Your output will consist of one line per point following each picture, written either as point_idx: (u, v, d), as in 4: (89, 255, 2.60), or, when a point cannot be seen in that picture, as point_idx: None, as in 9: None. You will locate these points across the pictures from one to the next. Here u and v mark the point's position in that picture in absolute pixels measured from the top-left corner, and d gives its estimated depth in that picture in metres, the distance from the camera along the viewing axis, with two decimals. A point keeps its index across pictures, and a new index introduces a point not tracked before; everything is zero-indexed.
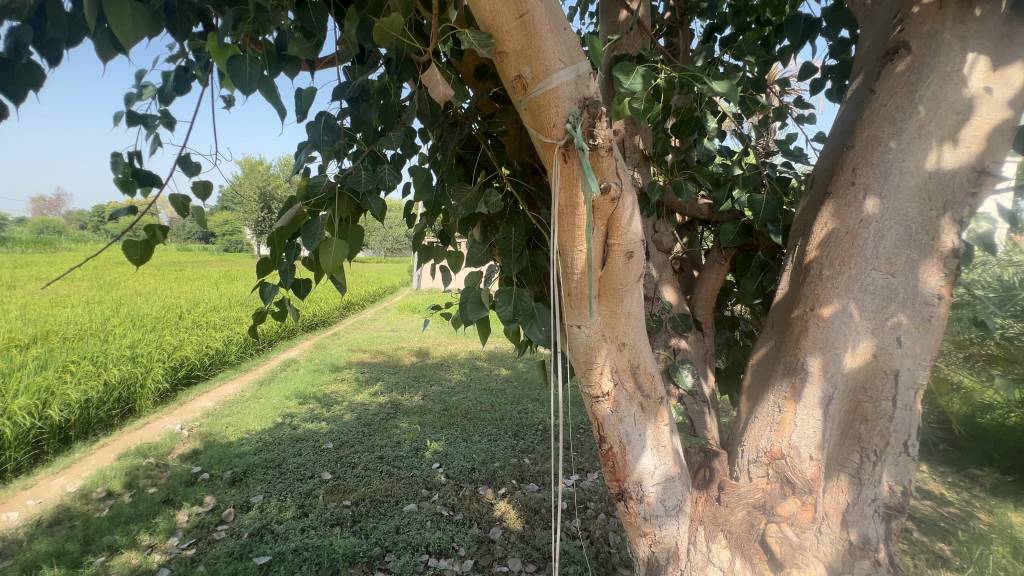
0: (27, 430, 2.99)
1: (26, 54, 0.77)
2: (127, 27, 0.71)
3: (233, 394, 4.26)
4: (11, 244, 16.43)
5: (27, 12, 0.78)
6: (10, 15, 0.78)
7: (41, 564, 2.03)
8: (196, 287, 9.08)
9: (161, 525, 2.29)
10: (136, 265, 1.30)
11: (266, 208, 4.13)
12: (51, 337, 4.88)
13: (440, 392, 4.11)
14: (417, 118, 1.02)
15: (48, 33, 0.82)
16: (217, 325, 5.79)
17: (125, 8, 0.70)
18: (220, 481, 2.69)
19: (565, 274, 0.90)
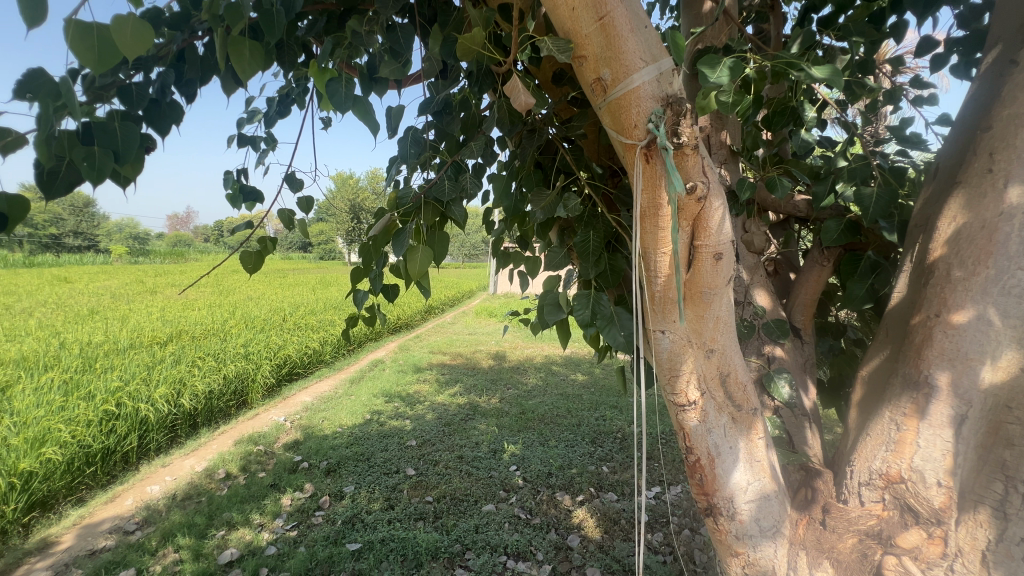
0: (165, 415, 3.46)
1: (169, 93, 0.92)
2: (246, 63, 0.83)
3: (328, 391, 4.63)
4: (152, 257, 19.27)
5: (171, 59, 0.93)
6: (159, 62, 0.93)
7: (175, 533, 2.33)
8: (297, 292, 10.01)
9: (269, 507, 2.55)
10: (251, 273, 1.46)
11: (357, 219, 4.45)
12: (183, 336, 5.65)
13: (517, 396, 4.15)
14: (497, 126, 1.06)
15: (186, 74, 0.97)
16: (315, 327, 6.34)
17: (246, 45, 0.82)
18: (317, 470, 2.93)
19: (647, 278, 0.88)
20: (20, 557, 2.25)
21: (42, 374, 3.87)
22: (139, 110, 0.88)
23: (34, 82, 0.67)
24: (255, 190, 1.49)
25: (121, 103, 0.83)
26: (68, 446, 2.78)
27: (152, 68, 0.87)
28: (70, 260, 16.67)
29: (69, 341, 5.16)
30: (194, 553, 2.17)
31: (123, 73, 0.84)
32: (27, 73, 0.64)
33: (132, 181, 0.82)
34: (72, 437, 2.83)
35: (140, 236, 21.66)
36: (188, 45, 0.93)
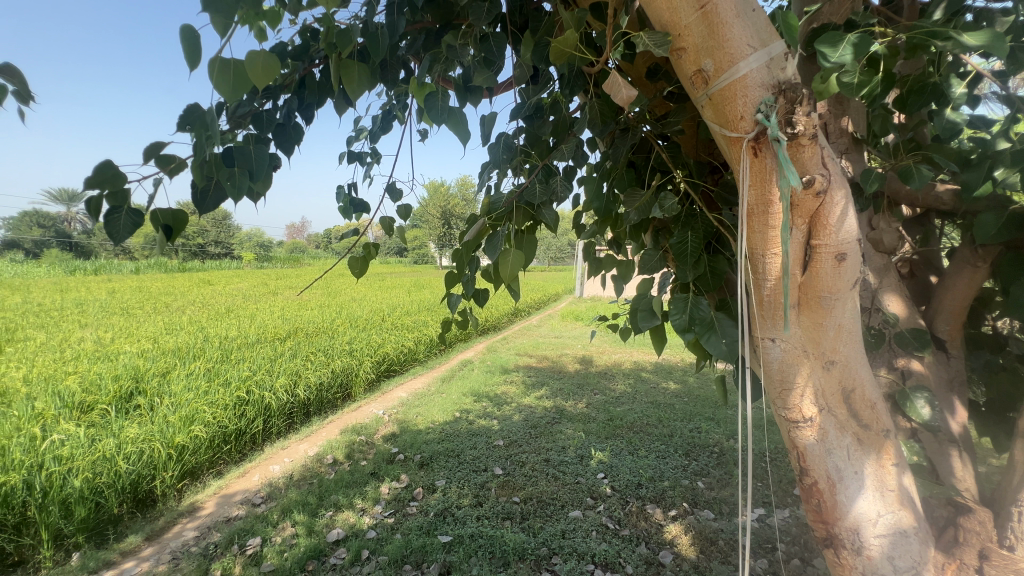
0: (285, 403, 3.89)
1: (293, 117, 1.05)
2: (354, 82, 0.92)
3: (422, 387, 4.88)
4: (275, 262, 21.80)
5: (294, 86, 1.07)
6: (284, 89, 1.07)
7: (292, 509, 2.60)
8: (394, 294, 10.70)
9: (370, 493, 2.75)
10: (356, 277, 1.60)
11: (447, 225, 4.65)
12: (299, 333, 6.31)
13: (604, 402, 4.05)
14: (589, 128, 1.05)
15: (306, 98, 1.10)
16: (410, 327, 6.73)
17: (354, 68, 0.92)
18: (412, 462, 3.10)
19: (754, 281, 0.82)
20: (175, 517, 2.66)
21: (191, 363, 4.54)
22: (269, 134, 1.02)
23: (191, 116, 0.80)
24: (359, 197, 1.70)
25: (256, 129, 0.97)
26: (211, 425, 3.23)
27: (278, 96, 1.01)
28: (212, 265, 19.44)
29: (211, 335, 6.00)
30: (308, 530, 2.41)
31: (255, 102, 0.97)
32: (186, 109, 0.77)
33: (263, 197, 0.94)
34: (213, 417, 3.29)
35: (264, 245, 24.66)
36: (307, 73, 1.07)
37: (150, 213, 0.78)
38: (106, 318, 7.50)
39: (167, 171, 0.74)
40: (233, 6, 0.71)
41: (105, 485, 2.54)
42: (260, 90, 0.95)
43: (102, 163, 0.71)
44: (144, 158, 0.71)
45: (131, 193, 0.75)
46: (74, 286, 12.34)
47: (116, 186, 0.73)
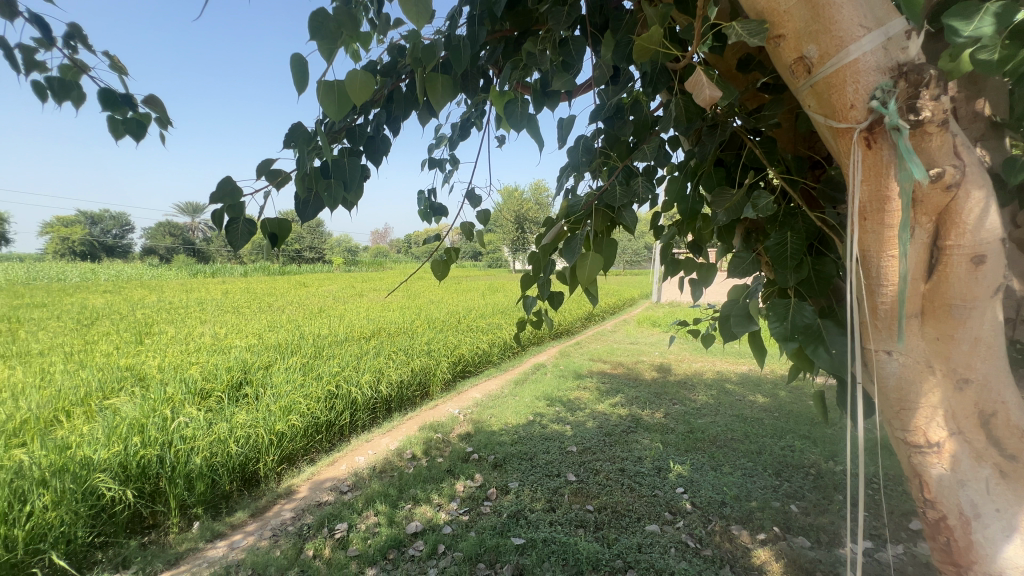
0: (369, 398, 4.14)
1: (382, 129, 1.13)
2: (438, 93, 0.97)
3: (496, 389, 4.96)
4: (361, 266, 23.36)
5: (383, 100, 1.16)
6: (375, 104, 1.16)
7: (375, 498, 2.76)
8: (469, 297, 11.00)
9: (446, 489, 2.84)
10: (437, 279, 1.67)
11: (521, 229, 4.71)
12: (382, 332, 6.69)
13: (684, 413, 3.86)
14: (673, 127, 1.02)
15: (394, 111, 1.18)
16: (485, 330, 6.87)
17: (438, 79, 0.97)
18: (486, 462, 3.16)
19: (867, 287, 0.74)
20: (276, 498, 2.93)
21: (290, 357, 4.98)
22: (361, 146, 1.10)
23: (295, 134, 0.90)
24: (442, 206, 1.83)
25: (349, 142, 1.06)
26: (306, 415, 3.52)
27: (370, 111, 1.10)
28: (307, 269, 21.24)
29: (307, 333, 6.56)
30: (389, 520, 2.54)
31: (349, 118, 1.07)
32: (290, 128, 0.87)
33: (355, 206, 1.01)
34: (308, 408, 3.58)
35: (352, 250, 26.54)
36: (395, 88, 1.15)
37: (260, 222, 0.88)
38: (221, 316, 8.46)
39: (274, 183, 0.83)
40: (335, 30, 0.77)
41: (219, 464, 2.85)
42: (354, 105, 1.04)
43: (223, 180, 0.82)
44: (256, 173, 0.80)
45: (246, 206, 0.85)
46: (197, 287, 14.09)
47: (233, 199, 0.83)
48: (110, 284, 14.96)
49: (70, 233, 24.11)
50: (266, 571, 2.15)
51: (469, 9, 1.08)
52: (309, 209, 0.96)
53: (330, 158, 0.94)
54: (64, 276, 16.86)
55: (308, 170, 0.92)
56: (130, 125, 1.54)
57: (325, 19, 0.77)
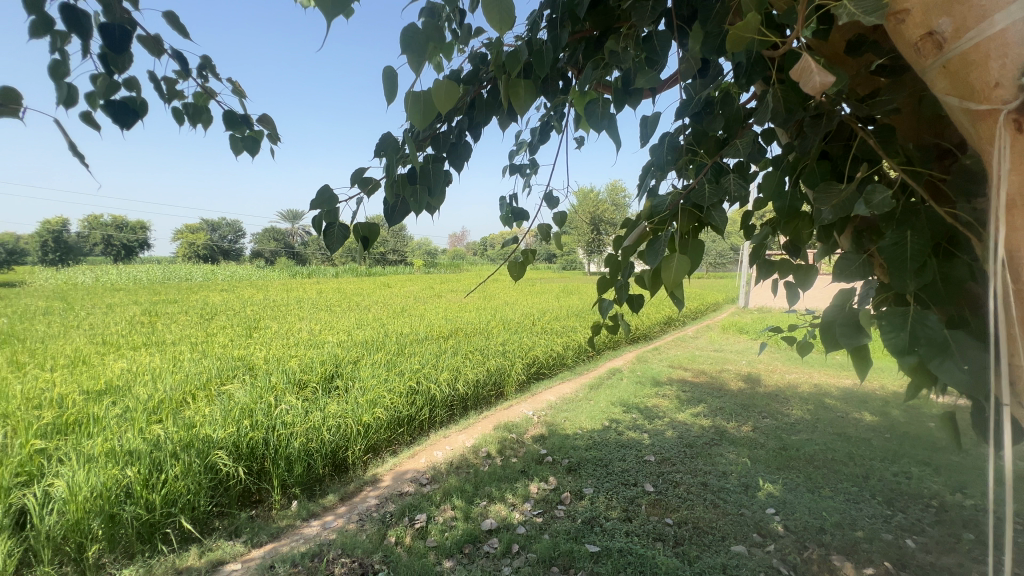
0: (447, 395, 4.30)
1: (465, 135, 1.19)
2: (520, 98, 0.99)
3: (570, 392, 4.92)
4: (439, 268, 24.31)
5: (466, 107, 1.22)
6: (458, 111, 1.22)
7: (452, 493, 2.85)
8: (543, 299, 11.02)
9: (520, 489, 2.87)
10: (513, 280, 1.69)
11: (598, 231, 4.63)
12: (460, 332, 6.92)
13: (776, 428, 3.56)
14: (769, 119, 0.95)
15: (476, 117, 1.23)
16: (559, 332, 6.85)
17: (519, 85, 0.99)
18: (560, 466, 3.14)
19: (1014, 293, 0.62)
20: (362, 484, 3.14)
21: (375, 354, 5.32)
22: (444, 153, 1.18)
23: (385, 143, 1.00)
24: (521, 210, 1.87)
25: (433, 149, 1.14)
26: (389, 409, 3.74)
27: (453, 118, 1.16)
28: (391, 271, 22.53)
29: (390, 331, 6.96)
30: (465, 515, 2.62)
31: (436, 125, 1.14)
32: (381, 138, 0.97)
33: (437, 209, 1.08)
34: (391, 402, 3.79)
35: (431, 253, 27.71)
36: (477, 95, 1.20)
37: (353, 226, 0.96)
38: (316, 313, 9.23)
39: (367, 190, 0.91)
40: (424, 45, 0.81)
41: (314, 449, 3.11)
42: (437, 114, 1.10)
43: (321, 189, 0.90)
44: (351, 182, 0.88)
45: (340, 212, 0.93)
46: (297, 287, 15.50)
47: (329, 206, 0.91)
48: (226, 284, 16.90)
49: (195, 238, 27.60)
50: (354, 552, 2.30)
51: (551, 13, 1.08)
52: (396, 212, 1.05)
53: (416, 165, 1.01)
54: (191, 277, 19.33)
55: (397, 177, 0.99)
56: (247, 141, 1.73)
57: (416, 35, 0.80)
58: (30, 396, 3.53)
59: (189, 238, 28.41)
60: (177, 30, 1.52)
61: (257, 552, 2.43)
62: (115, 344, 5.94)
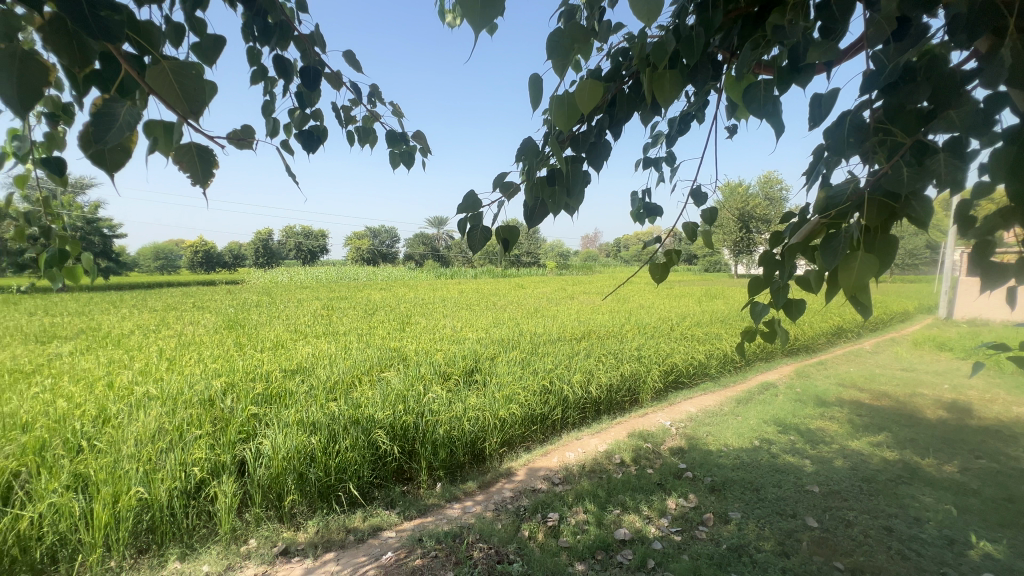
0: (580, 398, 4.30)
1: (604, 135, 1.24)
2: (665, 88, 0.95)
3: (714, 405, 4.52)
4: (572, 269, 24.37)
5: (607, 106, 1.27)
6: (599, 111, 1.28)
7: (585, 496, 2.83)
8: (682, 303, 10.33)
9: (656, 503, 2.72)
10: (656, 281, 1.62)
11: (746, 229, 4.18)
12: (593, 334, 6.86)
13: (997, 472, 2.81)
14: (1003, 81, 0.75)
15: (617, 115, 1.27)
16: (701, 339, 6.35)
17: (665, 75, 0.95)
18: (702, 483, 2.90)
19: None
20: (498, 475, 3.30)
21: (511, 351, 5.55)
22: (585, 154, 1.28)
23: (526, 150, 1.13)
24: (658, 206, 1.79)
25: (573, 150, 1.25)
26: (524, 406, 3.87)
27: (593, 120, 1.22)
28: (525, 272, 23.29)
29: (525, 330, 7.19)
30: (597, 520, 2.58)
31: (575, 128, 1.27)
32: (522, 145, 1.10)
33: (574, 211, 1.14)
34: (525, 400, 3.92)
35: (564, 255, 27.96)
36: (618, 92, 1.24)
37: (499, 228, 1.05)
38: (458, 312, 9.97)
39: (506, 194, 1.07)
40: (570, 47, 0.83)
41: (456, 437, 3.35)
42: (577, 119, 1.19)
43: (469, 195, 1.00)
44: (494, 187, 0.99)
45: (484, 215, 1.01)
46: (441, 287, 16.98)
47: (474, 209, 1.00)
48: (385, 284, 19.21)
49: (362, 244, 32.00)
50: (491, 540, 2.42)
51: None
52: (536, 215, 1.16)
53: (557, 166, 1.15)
54: (358, 277, 22.43)
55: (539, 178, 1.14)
56: (405, 156, 1.94)
57: (560, 38, 0.83)
58: (249, 371, 4.46)
59: (357, 244, 32.98)
60: (353, 65, 1.78)
61: (409, 524, 2.71)
62: (304, 332, 7.17)
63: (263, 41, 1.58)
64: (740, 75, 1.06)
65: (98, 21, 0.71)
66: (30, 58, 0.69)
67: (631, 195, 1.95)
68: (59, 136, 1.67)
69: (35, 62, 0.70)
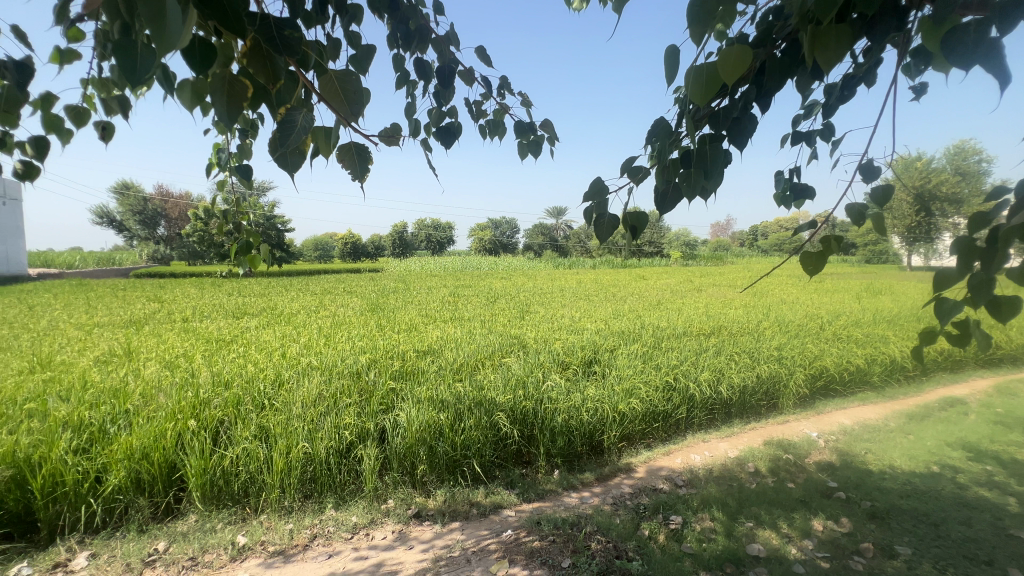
0: (707, 397, 4.00)
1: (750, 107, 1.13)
2: (830, 47, 0.83)
3: (876, 420, 3.86)
4: (699, 260, 22.67)
5: (754, 75, 1.14)
6: (745, 82, 1.16)
7: (712, 503, 2.63)
8: (836, 298, 8.96)
9: (799, 522, 2.42)
10: (809, 273, 1.42)
11: (924, 213, 3.47)
12: (723, 331, 6.31)
13: None
14: None
15: (766, 84, 1.14)
16: (860, 341, 5.45)
17: (831, 30, 0.82)
18: (859, 507, 2.50)
19: None
20: (617, 470, 3.23)
21: (632, 344, 5.36)
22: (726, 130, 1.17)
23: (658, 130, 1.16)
24: (809, 187, 1.55)
25: (712, 126, 1.15)
26: (645, 401, 3.72)
27: (736, 92, 1.12)
28: (646, 263, 22.32)
29: (647, 323, 6.90)
30: (726, 532, 2.38)
31: (714, 105, 1.16)
32: (653, 126, 1.14)
33: (713, 193, 1.08)
34: (647, 395, 3.77)
35: (690, 244, 26.13)
36: (768, 58, 1.11)
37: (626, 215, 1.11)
38: (576, 302, 9.92)
39: (635, 178, 1.14)
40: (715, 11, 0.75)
41: (575, 427, 3.35)
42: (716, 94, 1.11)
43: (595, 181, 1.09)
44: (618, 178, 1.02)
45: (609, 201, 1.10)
46: (560, 277, 17.07)
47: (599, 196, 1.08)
48: (506, 273, 19.93)
49: (485, 235, 33.56)
50: (609, 534, 2.38)
51: None
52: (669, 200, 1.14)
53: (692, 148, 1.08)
54: (481, 266, 23.62)
55: (670, 161, 1.11)
56: (531, 145, 1.96)
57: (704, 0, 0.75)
58: (389, 350, 4.98)
59: (481, 235, 34.63)
60: (484, 60, 1.85)
61: (527, 506, 2.79)
62: (435, 317, 7.77)
63: (405, 46, 1.72)
64: (935, 20, 0.87)
65: (283, 39, 0.84)
66: (234, 77, 0.83)
67: (776, 174, 1.72)
68: (249, 146, 2.02)
69: (239, 82, 0.84)
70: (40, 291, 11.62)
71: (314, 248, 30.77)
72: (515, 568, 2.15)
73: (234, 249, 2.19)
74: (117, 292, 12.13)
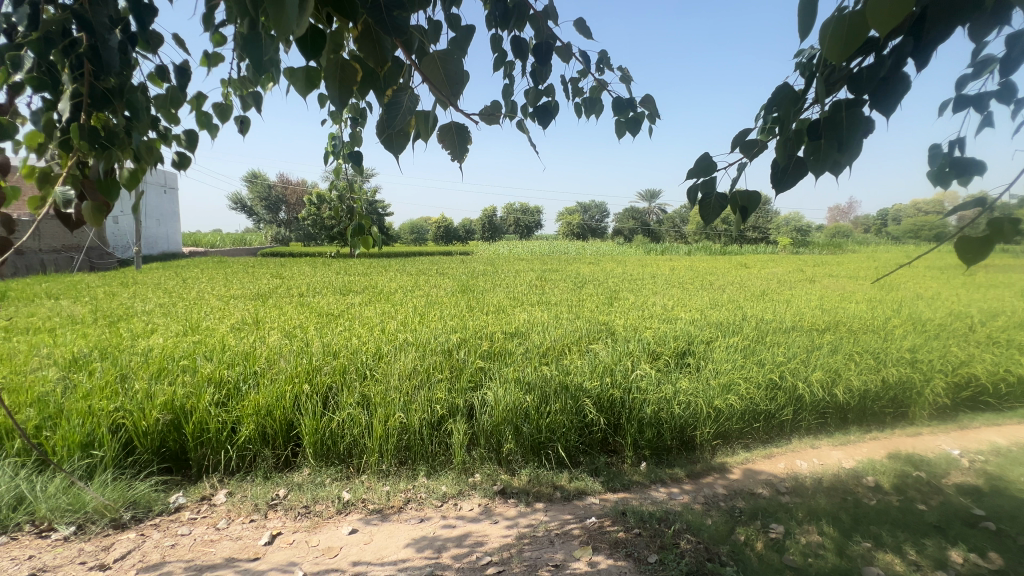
0: (818, 400, 3.60)
1: (901, 64, 0.95)
2: None
3: None
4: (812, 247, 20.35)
5: (909, 25, 0.96)
6: (897, 34, 0.98)
7: (821, 516, 2.38)
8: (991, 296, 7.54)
9: (930, 550, 2.10)
10: (967, 266, 1.19)
11: None
12: (841, 327, 5.63)
13: None
14: None
15: (926, 35, 0.94)
16: None
17: None
18: (1014, 543, 2.10)
19: None
20: (710, 468, 3.05)
21: (731, 337, 4.99)
22: (869, 94, 1.00)
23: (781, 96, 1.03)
24: (977, 160, 1.29)
25: (851, 89, 1.00)
26: (744, 399, 3.45)
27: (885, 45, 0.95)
28: (748, 251, 20.55)
29: (748, 315, 6.38)
30: (837, 550, 2.13)
31: (854, 64, 1.00)
32: (774, 91, 1.03)
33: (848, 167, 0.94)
34: (747, 393, 3.49)
35: None
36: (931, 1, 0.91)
37: (733, 197, 1.03)
38: (669, 289, 9.45)
39: (748, 153, 1.06)
40: None
41: (665, 419, 3.21)
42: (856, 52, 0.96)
43: (701, 157, 1.02)
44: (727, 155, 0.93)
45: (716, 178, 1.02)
46: (651, 263, 16.39)
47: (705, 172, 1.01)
48: (593, 258, 19.58)
49: (573, 220, 33.13)
50: (700, 534, 2.26)
51: None
52: (790, 177, 1.03)
53: (821, 117, 0.95)
54: (568, 251, 23.45)
55: (792, 133, 1.00)
56: (631, 123, 1.86)
57: None
58: (478, 330, 5.13)
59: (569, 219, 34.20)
60: (583, 33, 1.77)
61: (612, 495, 2.74)
62: (522, 300, 7.86)
63: (502, 26, 1.70)
64: None
65: (391, 19, 0.85)
66: (345, 63, 0.86)
67: (932, 147, 1.46)
68: (360, 134, 2.14)
69: (351, 68, 0.88)
70: (191, 267, 13.65)
71: (411, 231, 32.60)
72: (599, 556, 2.12)
73: (349, 231, 2.35)
74: (248, 269, 13.85)
